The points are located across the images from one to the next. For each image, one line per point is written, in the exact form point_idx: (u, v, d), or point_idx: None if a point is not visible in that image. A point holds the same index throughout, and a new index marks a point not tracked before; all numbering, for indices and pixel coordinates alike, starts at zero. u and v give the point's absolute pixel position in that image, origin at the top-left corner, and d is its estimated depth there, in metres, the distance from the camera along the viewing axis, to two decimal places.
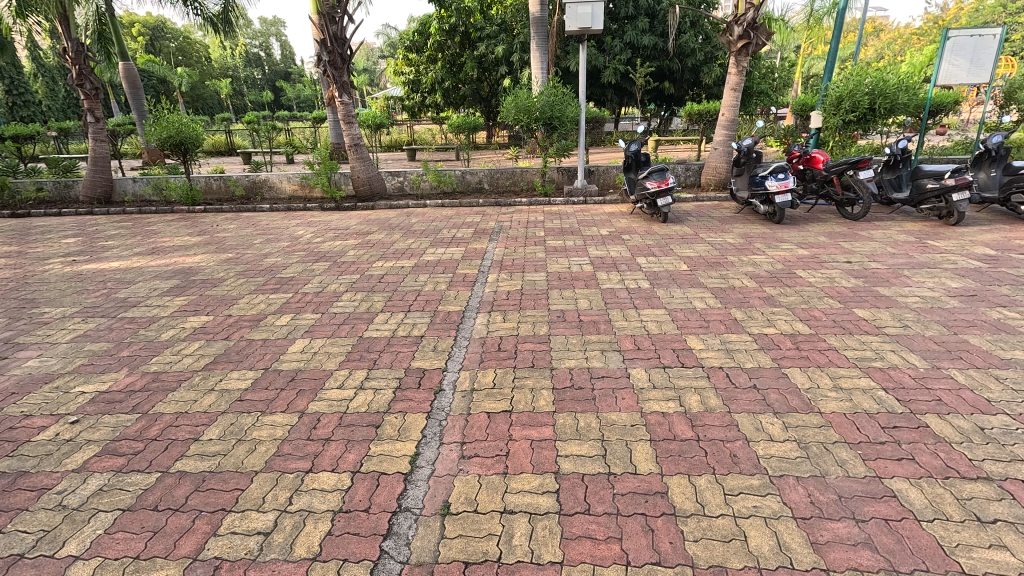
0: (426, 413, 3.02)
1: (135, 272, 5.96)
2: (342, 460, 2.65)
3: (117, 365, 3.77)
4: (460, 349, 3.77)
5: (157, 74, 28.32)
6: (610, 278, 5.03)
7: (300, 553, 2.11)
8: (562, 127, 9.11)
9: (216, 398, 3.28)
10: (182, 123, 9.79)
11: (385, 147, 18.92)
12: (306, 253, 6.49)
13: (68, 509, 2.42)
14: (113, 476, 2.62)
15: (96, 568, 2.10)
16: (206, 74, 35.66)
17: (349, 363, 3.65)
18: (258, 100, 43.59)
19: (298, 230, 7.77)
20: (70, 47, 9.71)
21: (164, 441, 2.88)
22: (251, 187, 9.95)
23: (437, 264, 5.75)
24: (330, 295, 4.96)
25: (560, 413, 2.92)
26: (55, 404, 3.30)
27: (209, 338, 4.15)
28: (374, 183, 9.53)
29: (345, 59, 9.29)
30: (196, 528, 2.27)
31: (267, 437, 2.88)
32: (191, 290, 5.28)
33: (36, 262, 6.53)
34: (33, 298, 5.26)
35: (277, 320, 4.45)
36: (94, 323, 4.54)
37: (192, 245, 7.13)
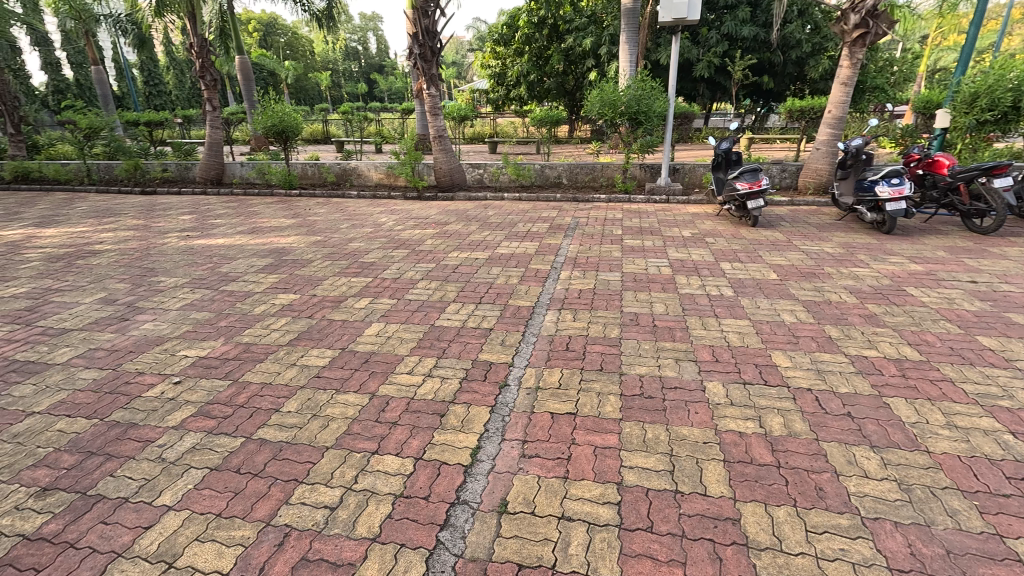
0: (490, 407, 3.03)
1: (237, 249, 6.51)
2: (406, 445, 2.72)
3: (215, 334, 4.12)
4: (528, 345, 3.74)
5: (267, 66, 30.79)
6: (690, 282, 4.79)
7: (362, 533, 2.18)
8: (648, 122, 8.77)
9: (297, 372, 3.49)
10: (286, 112, 10.52)
11: (467, 139, 19.28)
12: (388, 239, 6.77)
13: (166, 462, 2.67)
14: (205, 437, 2.86)
15: (185, 520, 2.30)
16: (310, 68, 38.17)
17: (419, 350, 3.74)
18: (354, 92, 46.11)
19: (380, 218, 8.11)
20: (196, 43, 10.78)
21: (249, 408, 3.11)
22: (342, 174, 10.51)
23: (511, 257, 5.76)
24: (407, 282, 5.13)
25: (627, 421, 2.81)
26: (162, 365, 3.67)
27: (295, 315, 4.43)
28: (455, 174, 9.71)
29: (435, 52, 9.52)
30: (270, 495, 2.42)
31: (340, 415, 3.01)
32: (282, 269, 5.66)
33: (158, 235, 7.34)
34: (152, 267, 5.90)
35: (356, 303, 4.66)
36: (200, 294, 5.01)
37: (287, 226, 7.67)
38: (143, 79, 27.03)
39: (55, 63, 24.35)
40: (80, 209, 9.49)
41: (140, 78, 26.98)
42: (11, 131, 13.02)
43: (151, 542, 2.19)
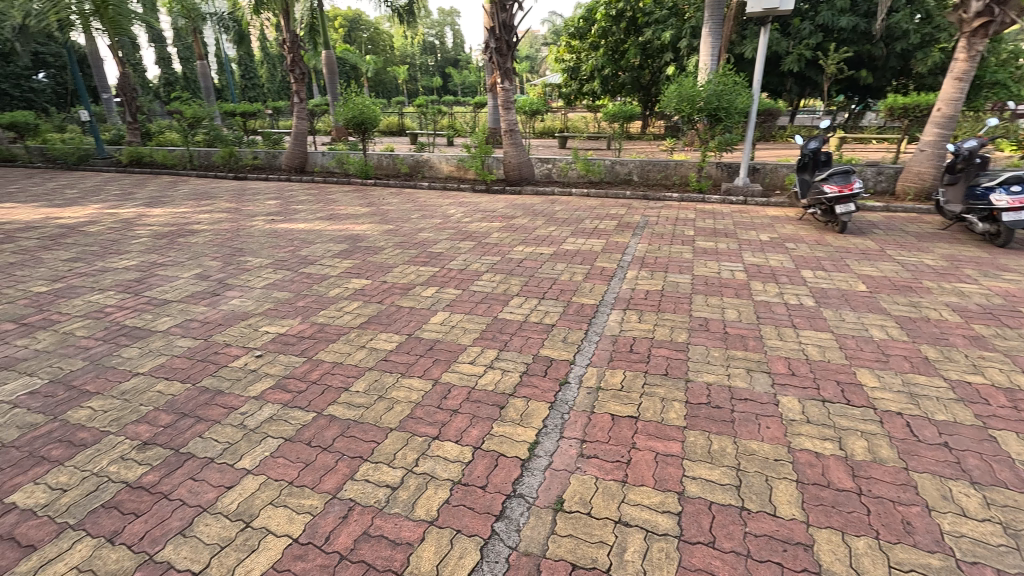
0: (549, 403, 3.02)
1: (316, 234, 6.88)
2: (466, 434, 2.77)
3: (294, 313, 4.39)
4: (590, 344, 3.68)
5: (351, 60, 32.21)
6: (766, 289, 4.52)
7: (420, 515, 2.25)
8: (728, 119, 8.32)
9: (366, 354, 3.65)
10: (366, 104, 10.96)
11: (537, 133, 19.25)
12: (455, 231, 6.90)
13: (246, 429, 2.88)
14: (281, 409, 3.06)
15: (261, 484, 2.47)
16: (389, 62, 39.52)
17: (481, 341, 3.79)
18: (429, 86, 47.29)
19: (449, 209, 8.28)
20: (288, 39, 11.47)
21: (322, 385, 3.29)
22: (415, 165, 10.83)
23: (576, 254, 5.69)
24: (472, 273, 5.21)
25: (692, 430, 2.70)
26: (247, 338, 3.96)
27: (366, 300, 4.62)
28: (524, 168, 9.73)
29: (510, 46, 9.55)
30: (338, 469, 2.55)
31: (404, 398, 3.12)
32: (356, 255, 5.93)
33: (247, 218, 7.91)
34: (241, 247, 6.37)
35: (423, 291, 4.79)
36: (281, 275, 5.35)
37: (362, 215, 8.01)
38: (240, 73, 29.12)
39: (167, 58, 26.78)
40: (182, 191, 10.41)
41: (238, 72, 29.11)
42: (129, 120, 14.48)
43: (231, 502, 2.37)
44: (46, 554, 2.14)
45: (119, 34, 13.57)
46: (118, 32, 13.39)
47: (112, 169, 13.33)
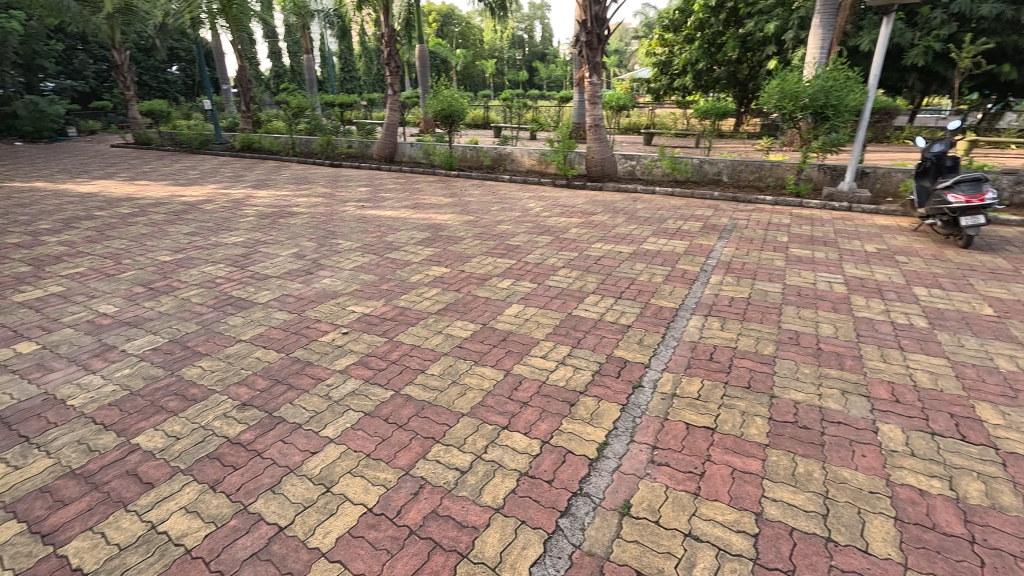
0: (621, 405, 2.96)
1: (401, 221, 7.19)
2: (535, 427, 2.78)
3: (378, 296, 4.62)
4: (667, 349, 3.56)
5: (442, 54, 33.12)
6: (870, 305, 4.13)
7: (486, 501, 2.30)
8: (835, 118, 7.64)
9: (443, 340, 3.77)
10: (454, 97, 11.24)
11: (622, 130, 18.80)
12: (534, 225, 6.92)
13: (331, 400, 3.08)
14: (362, 384, 3.24)
15: (342, 453, 2.64)
16: (478, 56, 40.14)
17: (555, 336, 3.78)
18: (515, 80, 47.58)
19: (529, 203, 8.32)
20: (387, 34, 12.01)
21: (400, 365, 3.44)
22: (498, 158, 10.97)
23: (657, 255, 5.51)
24: (549, 268, 5.21)
25: (774, 449, 2.54)
26: (335, 315, 4.23)
27: (444, 287, 4.77)
28: (607, 165, 9.55)
29: (601, 39, 9.38)
30: (411, 447, 2.66)
31: (476, 385, 3.19)
32: (438, 244, 6.13)
33: (340, 204, 8.41)
34: (334, 231, 6.79)
35: (499, 282, 4.86)
36: (368, 259, 5.64)
37: (444, 205, 8.26)
38: (340, 67, 30.92)
39: (278, 52, 29.01)
40: (285, 176, 11.29)
41: (339, 65, 30.96)
42: (244, 109, 15.88)
43: (315, 466, 2.55)
44: (161, 492, 2.42)
45: (240, 30, 14.88)
46: (239, 29, 14.69)
47: (227, 154, 14.70)
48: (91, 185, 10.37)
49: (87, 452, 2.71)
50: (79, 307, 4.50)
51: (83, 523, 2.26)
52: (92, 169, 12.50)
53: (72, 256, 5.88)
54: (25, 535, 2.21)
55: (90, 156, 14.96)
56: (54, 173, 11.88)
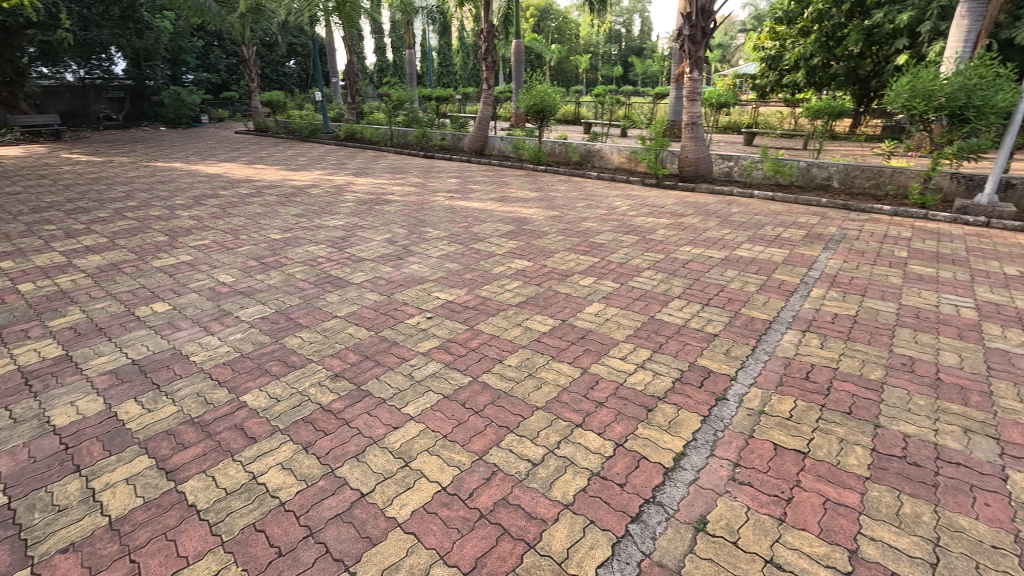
0: (702, 416, 2.83)
1: (487, 213, 7.34)
2: (610, 428, 2.74)
3: (461, 284, 4.76)
4: (757, 363, 3.35)
5: (537, 49, 33.16)
6: (1006, 336, 3.61)
7: (556, 496, 2.31)
8: (978, 121, 6.74)
9: (521, 332, 3.81)
10: (547, 92, 11.24)
11: (720, 129, 17.85)
12: (620, 224, 6.77)
13: (413, 380, 3.23)
14: (442, 368, 3.36)
15: (420, 432, 2.76)
16: (573, 51, 39.76)
17: (635, 339, 3.69)
18: (609, 76, 46.58)
19: (615, 201, 8.15)
20: (486, 29, 12.27)
21: (479, 353, 3.53)
22: (586, 155, 10.81)
23: (751, 262, 5.19)
24: (633, 268, 5.08)
25: (876, 483, 2.31)
26: (421, 300, 4.42)
27: (526, 281, 4.81)
28: (701, 165, 9.11)
29: (706, 33, 8.93)
30: (486, 433, 2.73)
31: (552, 380, 3.19)
32: (522, 237, 6.18)
33: (431, 193, 8.75)
34: (424, 219, 7.08)
35: (581, 279, 4.82)
36: (454, 248, 5.82)
37: (530, 199, 8.30)
38: (438, 62, 32.02)
39: (383, 47, 30.59)
40: (382, 165, 11.92)
41: (437, 60, 32.03)
42: (349, 101, 16.95)
43: (395, 441, 2.70)
44: (262, 447, 2.68)
45: (351, 26, 15.85)
46: (350, 25, 15.65)
47: (332, 143, 15.78)
48: (217, 167, 11.60)
49: (204, 403, 3.05)
50: (203, 275, 5.07)
51: (199, 466, 2.56)
52: (219, 153, 13.97)
53: (200, 229, 6.63)
54: (153, 469, 2.55)
55: (219, 141, 16.72)
56: (189, 155, 13.42)
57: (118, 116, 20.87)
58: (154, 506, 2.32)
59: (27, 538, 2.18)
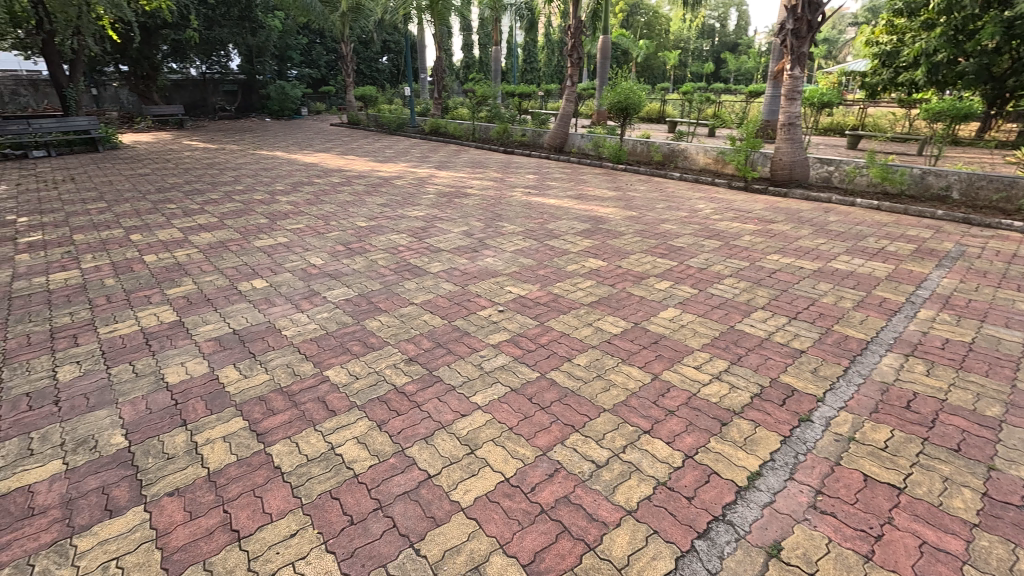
0: (783, 436, 2.65)
1: (564, 211, 7.31)
2: (679, 438, 2.65)
3: (534, 280, 4.78)
4: (849, 385, 3.09)
5: (623, 45, 32.37)
6: None
7: (619, 501, 2.26)
8: None
9: (592, 332, 3.77)
10: (632, 89, 10.98)
11: (819, 130, 16.60)
12: (702, 227, 6.48)
13: (482, 370, 3.30)
14: (511, 361, 3.40)
15: (486, 422, 2.81)
16: (661, 47, 38.50)
17: (712, 348, 3.53)
18: (699, 73, 44.54)
19: (698, 203, 7.82)
20: (574, 25, 12.18)
21: (548, 350, 3.54)
22: (669, 154, 10.45)
23: (848, 276, 4.78)
24: (713, 275, 4.85)
25: (986, 532, 2.06)
26: (494, 293, 4.49)
27: (599, 280, 4.74)
28: (797, 169, 8.52)
29: (811, 27, 8.31)
30: (550, 430, 2.73)
31: (621, 383, 3.13)
32: (597, 236, 6.10)
33: (508, 189, 8.85)
34: (501, 214, 7.18)
35: (656, 282, 4.68)
36: (528, 243, 5.86)
37: (608, 198, 8.17)
38: (523, 58, 32.23)
39: (471, 44, 31.29)
40: (463, 159, 12.22)
41: (522, 56, 32.23)
42: (436, 96, 17.51)
43: (462, 428, 2.77)
44: (341, 421, 2.85)
45: (442, 23, 16.34)
46: (441, 22, 16.12)
47: (418, 137, 16.39)
48: (313, 157, 12.45)
49: (292, 374, 3.30)
50: (296, 257, 5.47)
51: (285, 432, 2.78)
52: (316, 143, 14.98)
53: (296, 214, 7.16)
54: (247, 430, 2.80)
55: (316, 132, 17.91)
56: (290, 145, 14.49)
57: (231, 107, 22.98)
58: (245, 464, 2.55)
59: (142, 479, 2.47)
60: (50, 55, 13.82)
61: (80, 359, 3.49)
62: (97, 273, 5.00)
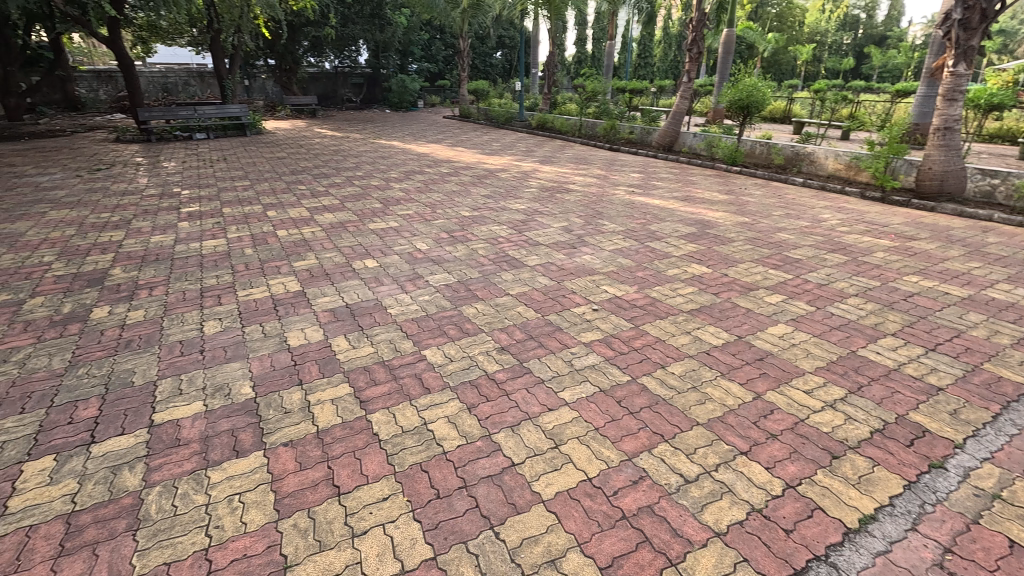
0: (907, 481, 2.36)
1: (668, 212, 7.02)
2: (780, 465, 2.45)
3: (632, 281, 4.65)
4: (998, 435, 2.66)
5: (748, 39, 30.16)
6: None
7: (707, 520, 2.15)
8: None
9: (690, 341, 3.59)
10: (756, 86, 10.22)
11: (983, 137, 14.34)
12: (825, 239, 5.90)
13: (572, 367, 3.30)
14: (601, 362, 3.35)
15: (571, 419, 2.80)
16: (793, 40, 35.40)
17: (827, 373, 3.21)
18: (834, 69, 40.29)
19: (822, 213, 7.13)
20: (696, 17, 11.56)
21: (641, 354, 3.44)
22: (793, 158, 9.62)
23: (1008, 308, 4.09)
24: (835, 292, 4.40)
25: None
26: (589, 291, 4.45)
27: (701, 287, 4.51)
28: (949, 180, 7.44)
29: (987, 16, 7.13)
30: (638, 436, 2.66)
31: (718, 398, 2.96)
32: (703, 241, 5.79)
33: (611, 187, 8.67)
34: (602, 211, 7.07)
35: (767, 295, 4.35)
36: (629, 244, 5.71)
37: (718, 201, 7.71)
38: (638, 53, 31.27)
39: (584, 39, 30.99)
40: (567, 155, 12.19)
41: (637, 51, 31.31)
42: (545, 91, 17.60)
43: (548, 422, 2.79)
44: (434, 399, 3.00)
45: (558, 18, 16.32)
46: (557, 16, 16.11)
47: (524, 131, 16.61)
48: (425, 147, 13.11)
49: (394, 350, 3.53)
50: (404, 241, 5.81)
51: (385, 402, 2.98)
52: (429, 135, 15.75)
53: (407, 201, 7.60)
54: (352, 396, 3.04)
55: (430, 124, 18.83)
56: (405, 135, 15.38)
57: (357, 98, 24.89)
58: (349, 427, 2.78)
59: (264, 427, 2.78)
60: (216, 50, 15.87)
61: (222, 317, 4.01)
62: (239, 243, 5.69)
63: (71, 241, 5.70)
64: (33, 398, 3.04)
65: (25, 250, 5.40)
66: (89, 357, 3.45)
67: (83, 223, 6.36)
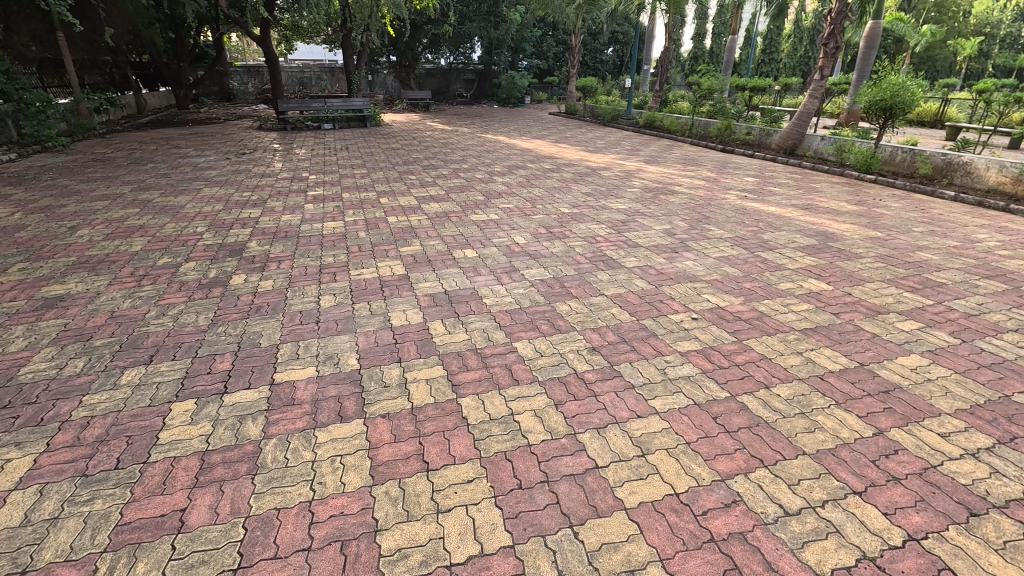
0: None
1: (785, 221, 6.48)
2: (902, 513, 2.17)
3: (738, 292, 4.36)
4: None
5: (896, 33, 26.86)
6: None
7: (808, 559, 1.97)
8: None
9: (801, 363, 3.30)
10: (903, 85, 9.06)
11: None
12: (978, 262, 5.10)
13: (666, 376, 3.17)
14: (698, 373, 3.19)
15: (662, 430, 2.70)
16: (954, 33, 30.95)
17: (969, 417, 2.78)
18: (1005, 66, 34.59)
19: (977, 232, 6.17)
20: (836, 9, 10.49)
21: (743, 371, 3.21)
22: (942, 167, 8.42)
23: None
24: (988, 325, 3.79)
25: None
26: (689, 299, 4.24)
27: (818, 305, 4.11)
28: None
29: None
30: (734, 457, 2.49)
31: (830, 429, 2.69)
32: (824, 255, 5.27)
33: (721, 190, 8.19)
34: (710, 216, 6.70)
35: (897, 320, 3.86)
36: (737, 252, 5.35)
37: (845, 212, 6.97)
38: (762, 48, 29.14)
39: (703, 34, 29.50)
40: (675, 155, 11.69)
41: (761, 47, 29.21)
42: (657, 88, 17.00)
43: (636, 429, 2.71)
44: (523, 391, 3.04)
45: (676, 13, 15.65)
46: (676, 11, 15.44)
47: (631, 129, 16.19)
48: (529, 143, 13.27)
49: (487, 339, 3.63)
50: (503, 234, 5.93)
51: (475, 388, 3.08)
52: (534, 131, 15.91)
53: (508, 194, 7.75)
54: (445, 378, 3.18)
55: (535, 120, 19.02)
56: (511, 130, 15.67)
57: (468, 94, 25.82)
58: (440, 408, 2.90)
59: (365, 397, 3.00)
60: (347, 48, 17.25)
61: (336, 292, 4.37)
62: (354, 226, 6.16)
63: (220, 215, 6.53)
64: (184, 347, 3.54)
65: (184, 220, 6.27)
66: (227, 317, 3.94)
67: (230, 200, 7.25)
